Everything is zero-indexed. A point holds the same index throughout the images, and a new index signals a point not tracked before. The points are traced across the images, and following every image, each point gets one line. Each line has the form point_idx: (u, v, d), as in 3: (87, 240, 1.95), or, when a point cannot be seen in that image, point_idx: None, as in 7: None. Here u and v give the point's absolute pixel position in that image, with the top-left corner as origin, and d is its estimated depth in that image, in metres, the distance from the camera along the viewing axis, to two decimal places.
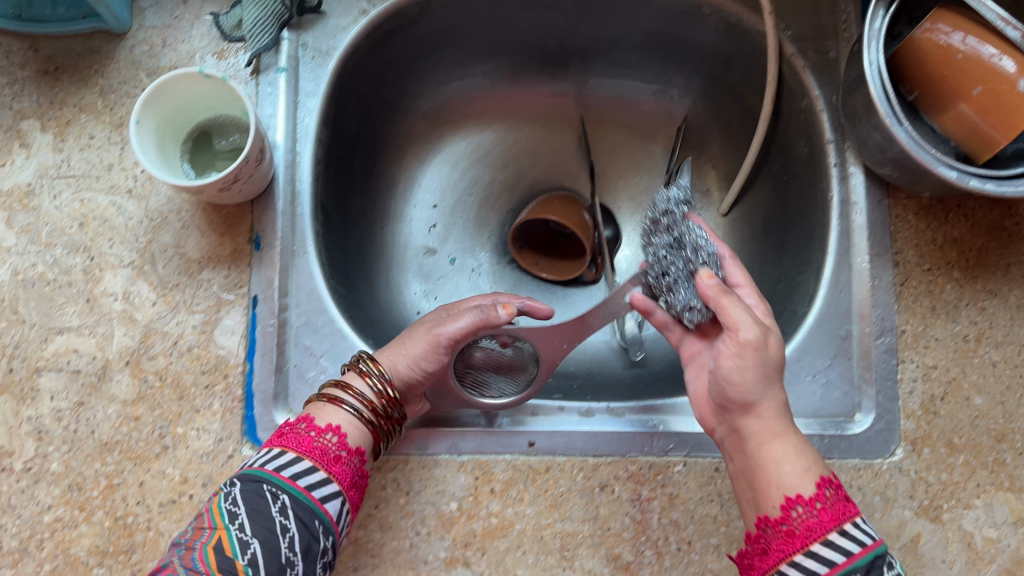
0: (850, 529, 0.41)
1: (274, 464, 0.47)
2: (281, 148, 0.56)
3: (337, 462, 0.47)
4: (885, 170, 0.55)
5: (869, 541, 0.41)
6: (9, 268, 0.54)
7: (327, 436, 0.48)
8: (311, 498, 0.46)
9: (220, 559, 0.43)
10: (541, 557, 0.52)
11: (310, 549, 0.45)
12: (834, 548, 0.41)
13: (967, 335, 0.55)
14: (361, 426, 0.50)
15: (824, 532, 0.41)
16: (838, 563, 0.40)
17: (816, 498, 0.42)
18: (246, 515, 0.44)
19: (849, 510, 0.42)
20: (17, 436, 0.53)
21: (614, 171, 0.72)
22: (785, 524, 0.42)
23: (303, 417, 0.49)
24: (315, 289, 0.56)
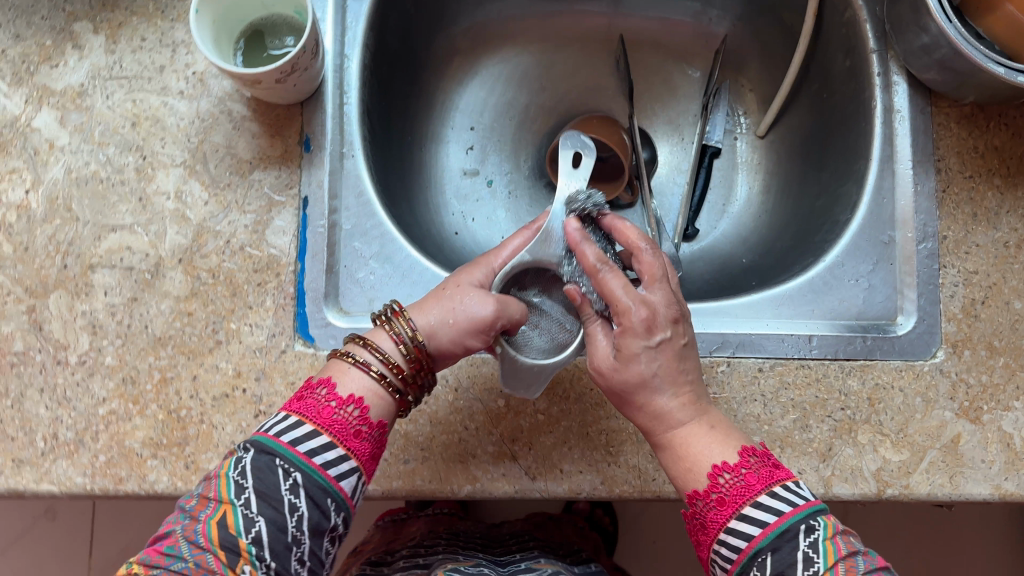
0: (750, 512, 0.41)
1: (289, 436, 0.43)
2: (329, 52, 0.57)
3: (357, 437, 0.44)
4: (930, 75, 0.56)
5: (773, 517, 0.41)
6: (63, 166, 0.55)
7: (348, 408, 0.45)
8: (325, 475, 0.43)
9: (224, 535, 0.40)
10: (587, 452, 0.53)
11: (319, 527, 0.43)
12: (747, 522, 0.41)
13: (1008, 242, 0.56)
14: (384, 394, 0.46)
15: (724, 520, 0.42)
16: (740, 551, 0.41)
17: (710, 490, 0.43)
18: (254, 490, 0.42)
19: (751, 489, 0.42)
20: (72, 329, 0.53)
21: (650, 96, 0.74)
22: (694, 518, 0.43)
23: (324, 383, 0.46)
24: (362, 191, 0.57)
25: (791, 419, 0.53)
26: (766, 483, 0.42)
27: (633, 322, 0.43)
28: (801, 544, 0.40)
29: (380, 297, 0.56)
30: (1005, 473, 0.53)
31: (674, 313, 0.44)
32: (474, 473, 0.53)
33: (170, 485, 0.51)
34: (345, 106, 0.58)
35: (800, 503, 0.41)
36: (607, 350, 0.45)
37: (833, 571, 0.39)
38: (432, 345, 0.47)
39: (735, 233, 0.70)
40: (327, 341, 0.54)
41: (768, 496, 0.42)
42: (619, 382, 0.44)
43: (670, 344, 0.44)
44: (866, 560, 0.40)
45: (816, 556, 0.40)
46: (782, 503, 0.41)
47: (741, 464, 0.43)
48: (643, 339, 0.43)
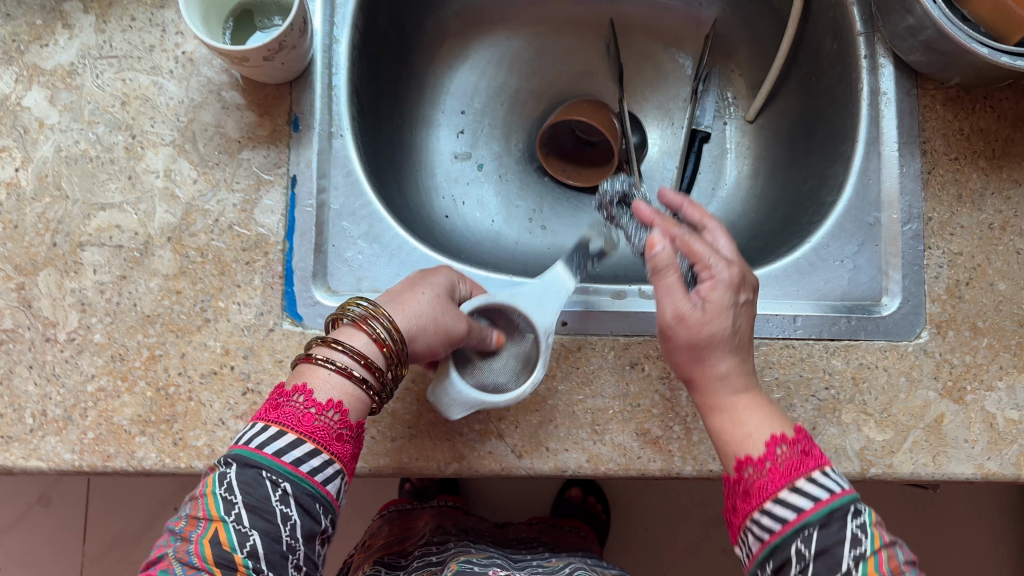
0: (804, 485, 0.41)
1: (273, 448, 0.42)
2: (318, 32, 0.58)
3: (339, 440, 0.43)
4: (915, 57, 0.57)
5: (826, 494, 0.40)
6: (52, 145, 0.55)
7: (329, 413, 0.43)
8: (312, 482, 0.42)
9: (218, 552, 0.40)
10: (573, 431, 0.54)
11: (312, 534, 0.42)
12: (800, 494, 0.40)
13: (993, 223, 0.56)
14: (362, 395, 0.45)
15: (775, 489, 0.41)
16: (790, 520, 0.40)
17: (765, 458, 0.42)
18: (244, 505, 0.41)
19: (805, 464, 0.41)
20: (61, 307, 0.53)
21: (640, 81, 0.74)
22: (740, 484, 0.42)
23: (300, 388, 0.44)
24: (351, 171, 0.57)
25: (775, 398, 0.53)
26: (818, 464, 0.42)
27: (724, 277, 0.45)
28: (849, 524, 0.40)
29: (368, 277, 0.56)
30: (989, 453, 0.53)
31: (754, 283, 0.47)
32: (460, 451, 0.53)
33: (158, 461, 0.51)
34: (335, 86, 0.58)
35: (848, 488, 0.41)
36: (690, 305, 0.44)
37: (876, 554, 0.39)
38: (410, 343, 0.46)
39: (724, 218, 0.70)
40: (316, 320, 0.54)
41: (821, 474, 0.41)
42: (704, 335, 0.44)
43: (747, 309, 0.46)
44: (902, 550, 0.41)
45: (863, 537, 0.39)
46: (833, 482, 0.41)
47: (795, 440, 0.43)
48: (733, 294, 0.45)
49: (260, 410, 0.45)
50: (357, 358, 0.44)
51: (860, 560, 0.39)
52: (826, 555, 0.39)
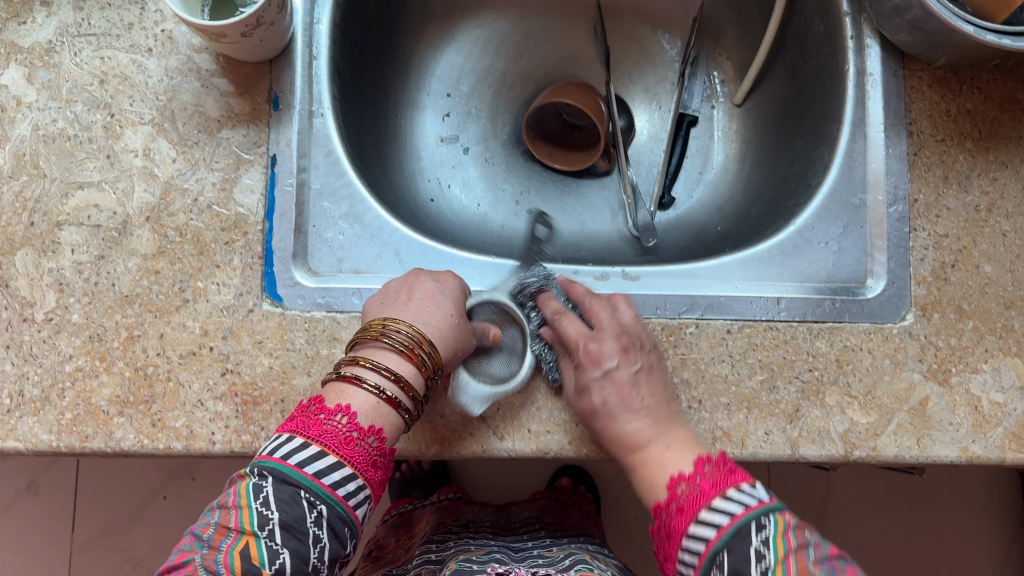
0: (707, 514, 0.43)
1: (313, 468, 0.42)
2: (299, 10, 0.58)
3: (374, 466, 0.44)
4: (901, 37, 0.56)
5: (727, 517, 0.42)
6: (30, 123, 0.55)
7: (369, 438, 0.44)
8: (346, 507, 0.43)
9: (247, 567, 0.40)
10: (555, 413, 0.53)
11: (336, 556, 0.43)
12: (704, 525, 0.42)
13: (979, 205, 0.56)
14: (400, 420, 0.46)
15: (684, 525, 0.43)
16: (701, 553, 0.42)
17: (672, 500, 0.44)
18: (279, 522, 0.41)
19: (706, 495, 0.43)
20: (38, 287, 0.53)
21: (628, 64, 0.74)
22: (661, 530, 0.45)
23: (345, 410, 0.44)
24: (332, 151, 0.57)
25: (758, 380, 0.53)
26: (723, 487, 0.44)
27: (586, 351, 0.50)
28: (752, 541, 0.41)
29: (350, 258, 0.56)
30: (973, 436, 0.52)
31: (632, 342, 0.50)
32: (441, 433, 0.52)
33: (136, 442, 0.50)
34: (316, 64, 0.58)
35: (754, 503, 0.43)
36: (569, 382, 0.51)
37: (783, 562, 0.40)
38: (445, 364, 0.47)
39: (711, 201, 0.70)
40: (296, 301, 0.54)
41: (722, 499, 0.43)
42: (576, 408, 0.50)
43: (633, 370, 0.50)
44: (817, 551, 0.41)
45: (767, 551, 0.41)
46: (734, 503, 0.42)
47: (697, 475, 0.45)
48: (595, 364, 0.50)
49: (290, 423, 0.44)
50: (400, 388, 0.45)
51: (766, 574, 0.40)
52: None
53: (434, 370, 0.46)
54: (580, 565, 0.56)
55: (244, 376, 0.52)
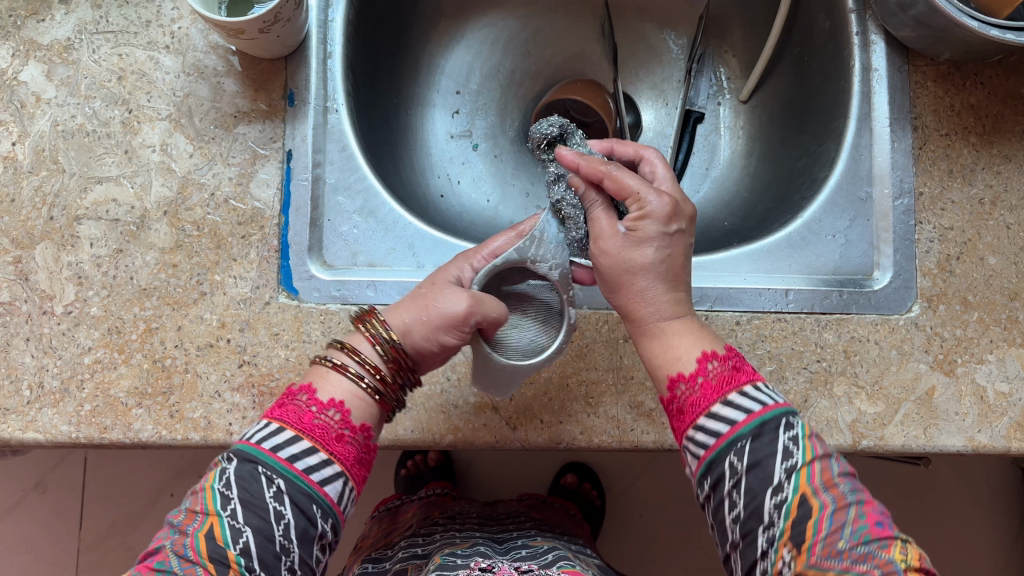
0: (762, 389, 0.43)
1: (270, 442, 0.43)
2: (314, 7, 0.59)
3: (340, 440, 0.43)
4: (905, 33, 0.57)
5: (757, 407, 0.41)
6: (49, 119, 0.55)
7: (329, 412, 0.44)
8: (309, 482, 0.42)
9: (212, 547, 0.40)
10: (567, 403, 0.54)
11: (307, 534, 0.42)
12: (731, 408, 0.42)
13: (983, 199, 0.57)
14: (364, 396, 0.45)
15: (707, 404, 0.42)
16: (754, 411, 0.41)
17: (727, 358, 0.44)
18: (239, 500, 0.41)
19: (750, 377, 0.44)
20: (58, 280, 0.53)
21: (635, 62, 0.75)
22: (699, 376, 0.43)
23: (307, 389, 0.45)
24: (345, 146, 0.58)
25: (767, 370, 0.54)
26: (752, 380, 0.44)
27: (652, 205, 0.45)
28: (782, 437, 0.41)
29: (364, 251, 0.57)
30: (979, 425, 0.53)
31: (691, 212, 0.46)
32: (455, 423, 0.53)
33: (155, 433, 0.51)
34: (329, 61, 0.59)
35: (780, 403, 0.42)
36: (615, 228, 0.46)
37: (809, 465, 0.40)
38: (408, 342, 0.47)
39: (717, 197, 0.71)
40: (311, 294, 0.54)
41: (750, 390, 0.42)
42: (624, 263, 0.45)
43: (683, 238, 0.46)
44: (840, 467, 0.41)
45: (794, 449, 0.40)
46: (763, 395, 0.42)
47: (724, 360, 0.44)
48: (660, 223, 0.45)
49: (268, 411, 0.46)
50: (359, 357, 0.46)
51: (791, 471, 0.39)
52: (757, 468, 0.40)
53: (387, 349, 0.46)
54: (563, 561, 0.55)
55: (261, 368, 0.52)
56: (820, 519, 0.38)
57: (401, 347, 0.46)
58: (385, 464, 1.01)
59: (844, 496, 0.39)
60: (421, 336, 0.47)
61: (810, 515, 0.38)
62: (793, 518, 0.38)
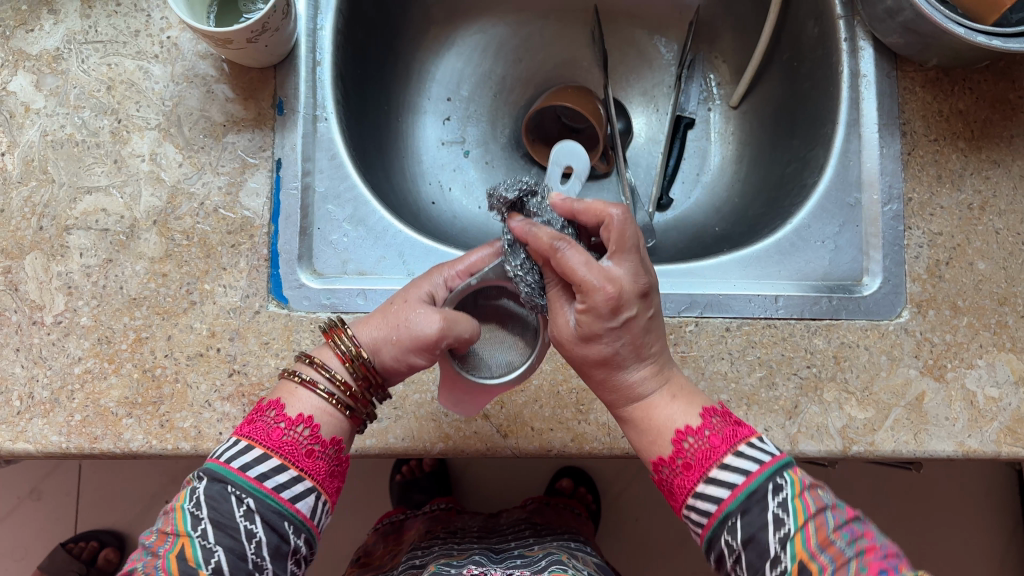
0: (745, 449, 0.42)
1: (239, 461, 0.42)
2: (303, 16, 0.59)
3: (309, 456, 0.43)
4: (893, 38, 0.57)
5: (741, 477, 0.40)
6: (38, 129, 0.55)
7: (298, 428, 0.44)
8: (279, 499, 0.42)
9: (184, 568, 0.39)
10: (557, 411, 0.54)
11: (279, 550, 0.42)
12: (718, 483, 0.41)
13: (972, 204, 0.57)
14: (333, 411, 0.45)
15: (694, 481, 0.42)
16: (738, 485, 0.40)
17: (703, 427, 0.43)
18: (209, 520, 0.41)
19: (719, 449, 0.42)
20: (48, 290, 0.53)
21: (626, 68, 0.75)
22: (679, 458, 0.42)
23: (274, 404, 0.45)
24: (335, 154, 0.58)
25: (757, 376, 0.54)
26: (732, 443, 0.42)
27: (596, 301, 0.41)
28: (769, 505, 0.40)
29: (354, 259, 0.57)
30: (969, 430, 0.53)
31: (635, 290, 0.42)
32: (446, 431, 0.53)
33: (145, 443, 0.51)
34: (319, 69, 0.59)
35: (766, 460, 0.41)
36: (569, 324, 0.43)
37: (803, 529, 0.39)
38: (377, 358, 0.46)
39: (708, 203, 0.71)
40: (301, 302, 0.54)
41: (735, 456, 0.41)
42: (577, 356, 0.44)
43: (636, 323, 0.43)
44: (834, 515, 0.40)
45: (786, 516, 0.40)
46: (748, 461, 0.41)
47: (703, 427, 0.43)
48: (603, 322, 0.42)
49: (238, 425, 0.46)
50: (325, 371, 0.45)
51: (784, 542, 0.39)
52: (752, 543, 0.39)
53: (357, 367, 0.45)
54: (555, 567, 0.54)
55: (251, 377, 0.52)
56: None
57: (371, 364, 0.45)
58: (379, 470, 1.01)
59: (842, 553, 0.38)
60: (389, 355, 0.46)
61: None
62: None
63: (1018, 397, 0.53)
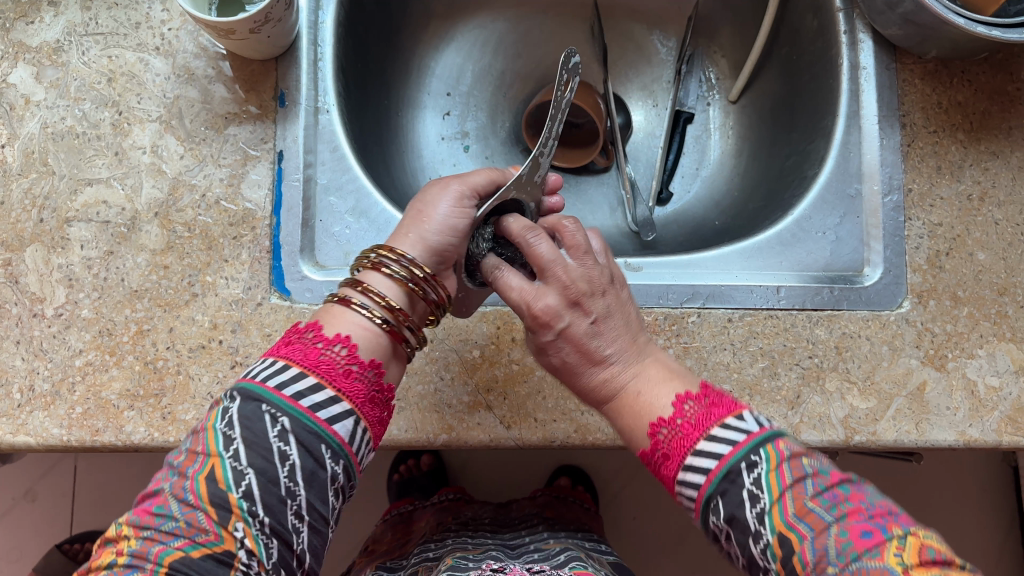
0: (732, 422, 0.41)
1: (274, 380, 0.42)
2: (304, 9, 0.59)
3: (348, 377, 0.43)
4: (893, 31, 0.58)
5: (715, 461, 0.40)
6: (39, 121, 0.55)
7: (336, 348, 0.43)
8: (315, 420, 0.41)
9: (212, 490, 0.39)
10: (561, 402, 0.54)
11: (315, 477, 0.40)
12: (717, 441, 0.40)
13: (971, 195, 0.57)
14: (377, 334, 0.44)
15: (692, 443, 0.41)
16: (739, 441, 0.40)
17: (676, 416, 0.43)
18: (242, 441, 0.40)
19: (710, 417, 0.42)
20: (48, 283, 0.53)
21: (625, 63, 0.75)
22: (658, 448, 0.42)
23: (314, 326, 0.44)
24: (337, 146, 0.58)
25: (760, 367, 0.54)
26: (726, 412, 0.42)
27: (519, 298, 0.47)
28: (745, 482, 0.39)
29: (356, 251, 0.57)
30: (970, 420, 0.53)
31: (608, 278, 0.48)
32: (449, 423, 0.53)
33: (147, 435, 0.51)
34: (320, 62, 0.59)
35: (755, 430, 0.41)
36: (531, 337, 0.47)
37: (780, 502, 0.38)
38: (423, 253, 0.46)
39: (707, 197, 0.72)
40: (303, 295, 0.54)
41: (708, 440, 0.41)
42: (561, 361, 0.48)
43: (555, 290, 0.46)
44: (815, 483, 0.39)
45: (760, 492, 0.39)
46: (736, 431, 0.41)
47: (676, 417, 0.43)
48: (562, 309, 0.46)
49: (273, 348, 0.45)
50: (369, 292, 0.45)
51: (762, 516, 0.38)
52: (735, 522, 0.39)
53: (401, 271, 0.45)
54: (576, 563, 0.54)
55: None
56: (803, 555, 0.37)
57: (414, 262, 0.45)
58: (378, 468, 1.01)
59: (822, 519, 0.37)
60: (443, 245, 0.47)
61: (794, 553, 0.37)
62: (781, 559, 0.37)
63: (1018, 386, 0.54)
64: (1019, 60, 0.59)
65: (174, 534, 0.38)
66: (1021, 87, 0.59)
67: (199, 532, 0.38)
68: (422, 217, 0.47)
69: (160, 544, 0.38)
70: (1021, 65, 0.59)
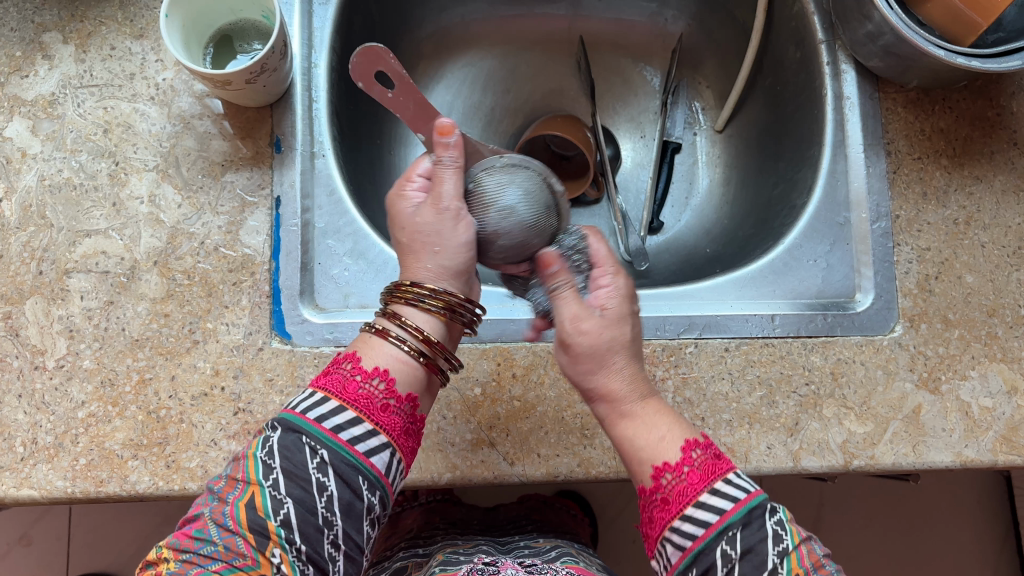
0: (721, 486, 0.41)
1: (315, 413, 0.43)
2: (297, 55, 0.59)
3: (384, 411, 0.43)
4: (875, 62, 0.59)
5: (690, 541, 0.40)
6: (36, 174, 0.56)
7: (374, 381, 0.43)
8: (353, 452, 0.42)
9: (252, 517, 0.40)
10: (563, 436, 0.54)
11: (351, 507, 0.41)
12: (706, 508, 0.40)
13: (957, 219, 0.58)
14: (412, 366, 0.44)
15: (681, 505, 0.40)
16: (713, 522, 0.39)
17: (655, 488, 0.42)
18: (282, 471, 0.41)
19: (693, 487, 0.41)
20: (49, 334, 0.53)
21: (613, 96, 0.77)
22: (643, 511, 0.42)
23: (349, 357, 0.44)
24: (334, 190, 0.59)
25: (757, 396, 0.55)
26: (709, 480, 0.41)
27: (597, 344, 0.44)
28: (768, 522, 0.40)
29: (356, 293, 0.57)
30: (965, 441, 0.54)
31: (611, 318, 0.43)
32: (453, 461, 0.53)
33: (151, 484, 0.50)
34: (314, 106, 0.60)
35: (743, 497, 0.40)
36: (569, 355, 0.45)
37: (797, 548, 0.40)
38: (450, 279, 0.45)
39: (698, 225, 0.73)
40: (304, 338, 0.54)
41: (683, 518, 0.40)
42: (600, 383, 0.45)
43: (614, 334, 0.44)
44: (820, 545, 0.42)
45: (782, 533, 0.40)
46: (723, 499, 0.40)
47: (656, 489, 0.41)
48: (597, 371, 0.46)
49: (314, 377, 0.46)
50: (404, 326, 0.44)
51: (783, 555, 0.39)
52: (751, 554, 0.39)
53: (436, 303, 0.44)
54: (567, 557, 0.55)
55: (256, 415, 0.52)
56: None
57: (448, 293, 0.44)
58: None
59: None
60: (464, 264, 0.45)
61: None
62: None
63: (1011, 407, 0.54)
64: (999, 86, 0.60)
65: (213, 557, 0.39)
66: (1001, 112, 0.60)
67: (237, 556, 0.39)
68: (432, 242, 0.44)
69: (199, 567, 0.39)
70: (1000, 90, 0.60)
